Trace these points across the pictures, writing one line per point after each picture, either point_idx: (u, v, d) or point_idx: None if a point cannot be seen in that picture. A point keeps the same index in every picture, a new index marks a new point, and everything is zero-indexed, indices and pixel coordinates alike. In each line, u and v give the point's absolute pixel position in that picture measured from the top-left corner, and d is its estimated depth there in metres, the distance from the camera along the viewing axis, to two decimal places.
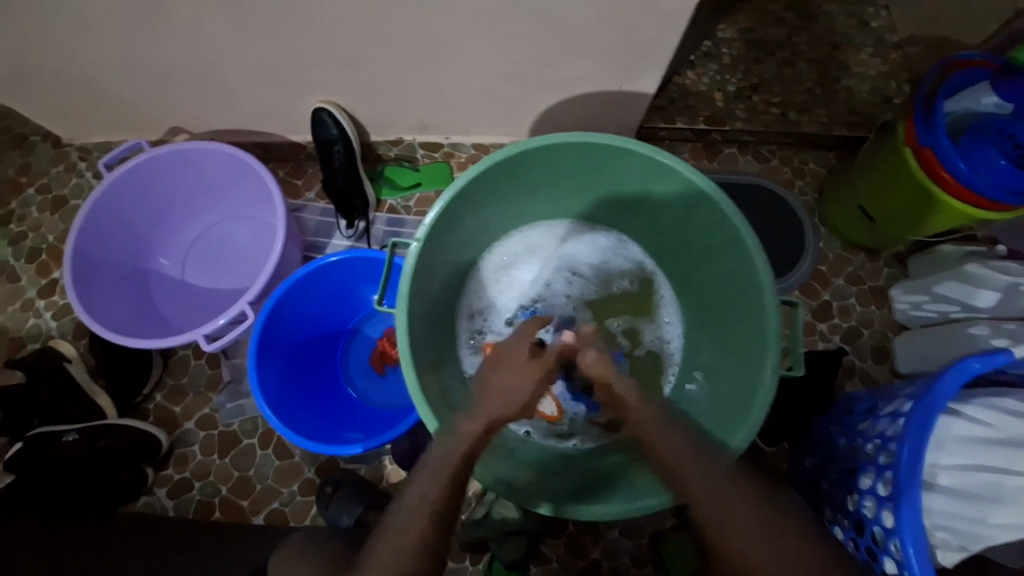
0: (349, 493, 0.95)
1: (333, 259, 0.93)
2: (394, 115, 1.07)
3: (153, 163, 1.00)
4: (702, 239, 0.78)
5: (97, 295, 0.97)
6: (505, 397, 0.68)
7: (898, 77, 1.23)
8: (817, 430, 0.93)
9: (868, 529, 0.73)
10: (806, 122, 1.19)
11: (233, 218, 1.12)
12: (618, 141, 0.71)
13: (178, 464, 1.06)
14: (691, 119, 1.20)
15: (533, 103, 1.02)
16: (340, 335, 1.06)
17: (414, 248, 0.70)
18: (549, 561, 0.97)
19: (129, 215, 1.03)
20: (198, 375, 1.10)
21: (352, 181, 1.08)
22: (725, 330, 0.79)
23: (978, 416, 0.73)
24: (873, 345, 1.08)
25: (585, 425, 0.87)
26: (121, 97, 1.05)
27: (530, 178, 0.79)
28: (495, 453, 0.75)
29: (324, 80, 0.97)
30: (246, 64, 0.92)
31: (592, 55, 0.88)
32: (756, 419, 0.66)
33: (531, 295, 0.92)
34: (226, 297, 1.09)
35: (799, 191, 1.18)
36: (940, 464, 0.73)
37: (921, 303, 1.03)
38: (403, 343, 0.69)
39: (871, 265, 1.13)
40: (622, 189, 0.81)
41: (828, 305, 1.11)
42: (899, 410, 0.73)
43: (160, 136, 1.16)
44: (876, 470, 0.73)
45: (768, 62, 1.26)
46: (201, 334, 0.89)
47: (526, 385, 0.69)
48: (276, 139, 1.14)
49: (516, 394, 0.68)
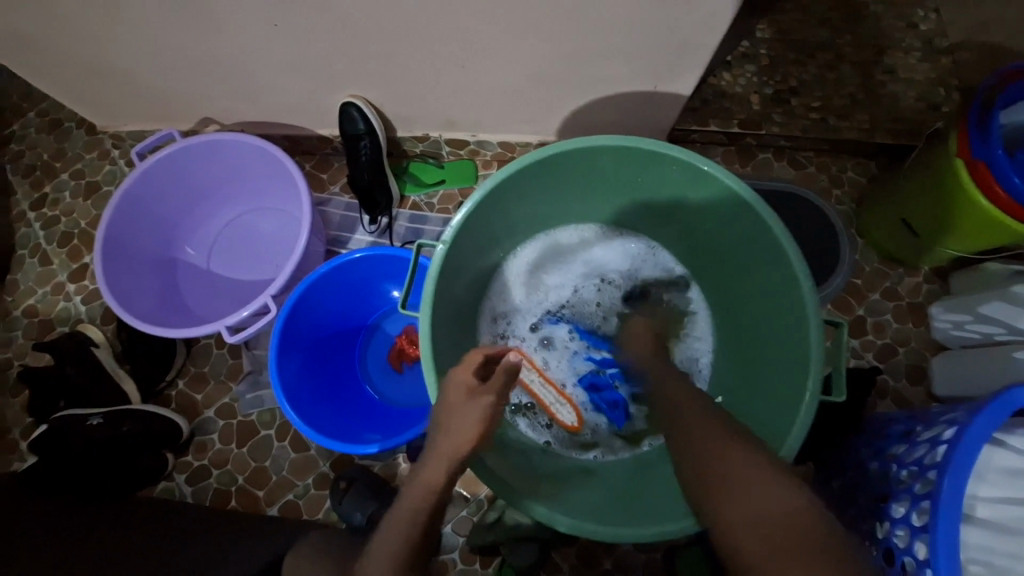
0: (365, 488, 0.96)
1: (356, 255, 0.93)
2: (421, 111, 1.06)
3: (182, 154, 1.01)
4: (739, 250, 0.75)
5: (125, 282, 0.98)
6: (461, 434, 0.61)
7: (946, 83, 1.17)
8: (846, 452, 0.89)
9: (898, 559, 0.70)
10: (846, 128, 1.14)
11: (258, 210, 1.13)
12: (656, 146, 0.68)
13: (197, 451, 1.07)
14: (725, 122, 1.16)
15: (564, 102, 1.00)
16: (360, 331, 1.06)
17: (441, 249, 0.69)
18: (560, 569, 0.96)
19: (158, 204, 1.04)
20: (219, 364, 1.11)
21: (377, 176, 1.07)
22: (760, 347, 0.76)
23: (1023, 448, 0.69)
24: (908, 364, 1.04)
25: (608, 437, 0.85)
26: (154, 86, 1.06)
27: (561, 180, 0.77)
28: (511, 462, 0.74)
29: (353, 74, 0.96)
30: (277, 56, 0.92)
31: (628, 55, 0.85)
32: (794, 443, 0.63)
33: (557, 301, 0.90)
34: (249, 288, 1.10)
35: (836, 200, 1.14)
36: (979, 496, 0.69)
37: (963, 324, 0.98)
38: (427, 347, 0.68)
39: (909, 280, 1.08)
40: (656, 195, 0.78)
41: (862, 321, 1.07)
42: (940, 437, 0.70)
43: (190, 126, 1.17)
44: (910, 499, 0.70)
45: (809, 65, 1.21)
46: (225, 325, 0.89)
47: (477, 414, 0.62)
48: (303, 132, 1.14)
49: (469, 431, 0.61)
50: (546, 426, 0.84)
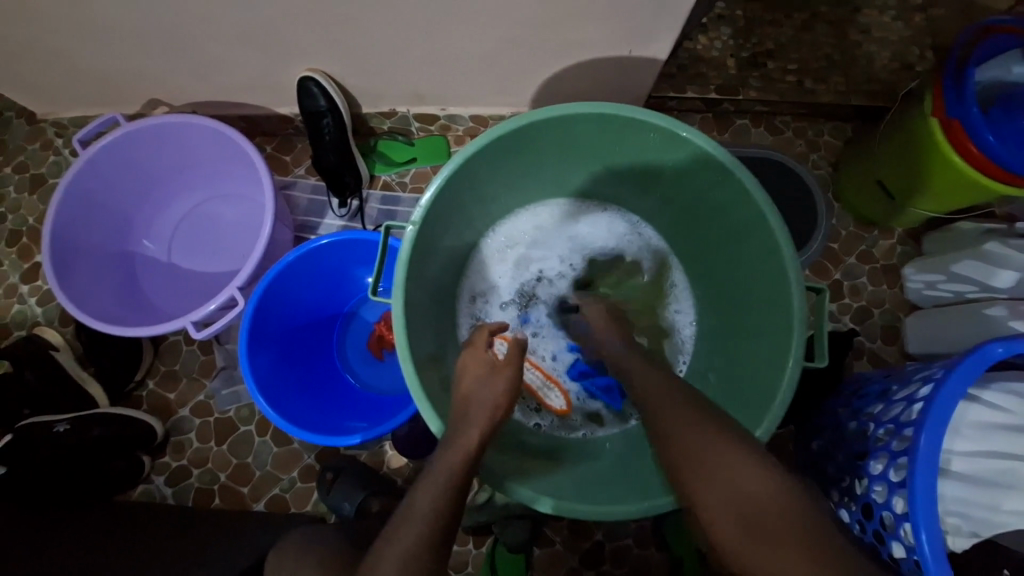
0: (352, 479, 0.94)
1: (324, 241, 0.89)
2: (385, 84, 1.00)
3: (130, 139, 0.93)
4: (721, 219, 0.74)
5: (79, 280, 0.93)
6: (491, 404, 0.65)
7: (921, 42, 1.15)
8: (825, 412, 0.91)
9: (877, 514, 0.71)
10: (822, 91, 1.12)
11: (220, 196, 1.07)
12: (633, 112, 0.66)
13: (175, 451, 1.04)
14: (702, 88, 1.13)
15: (534, 69, 0.95)
16: (337, 319, 1.03)
17: (410, 231, 0.66)
18: (552, 542, 0.98)
19: (109, 194, 0.97)
20: (191, 361, 1.07)
21: (344, 157, 1.01)
22: (746, 324, 0.74)
23: (995, 402, 0.71)
24: (882, 324, 1.05)
25: (612, 415, 0.85)
26: (93, 67, 0.97)
27: (534, 152, 0.74)
28: (524, 455, 0.75)
29: (311, 47, 0.90)
30: (227, 30, 0.85)
31: (602, 19, 0.81)
32: (774, 419, 0.63)
33: (535, 273, 0.89)
34: (216, 280, 1.05)
35: (813, 164, 1.13)
36: (955, 450, 0.71)
37: (935, 283, 1.01)
38: (401, 335, 0.65)
39: (885, 242, 1.09)
40: (633, 163, 0.76)
41: (839, 285, 1.08)
42: (915, 395, 0.71)
43: (139, 110, 1.08)
44: (888, 455, 0.71)
45: (785, 25, 1.17)
46: (191, 320, 0.85)
47: (499, 389, 0.67)
48: (262, 112, 1.07)
49: (497, 398, 0.66)
50: (534, 409, 0.84)
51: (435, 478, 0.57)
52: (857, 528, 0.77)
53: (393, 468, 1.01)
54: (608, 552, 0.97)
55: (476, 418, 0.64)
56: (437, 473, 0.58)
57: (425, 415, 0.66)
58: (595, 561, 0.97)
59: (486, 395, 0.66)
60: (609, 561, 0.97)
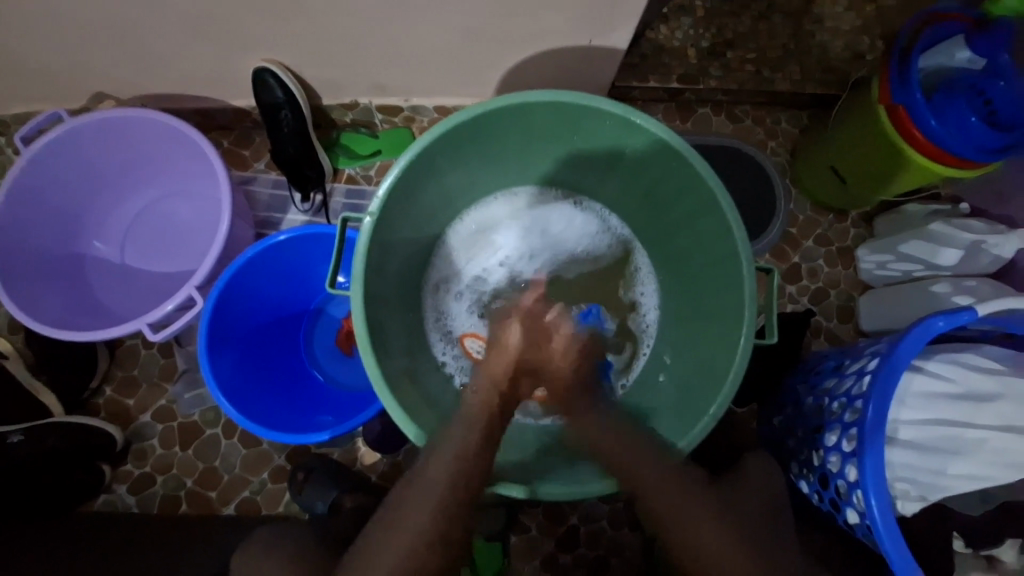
0: (324, 478, 0.92)
1: (283, 237, 0.87)
2: (346, 74, 0.98)
3: (74, 135, 0.89)
4: (679, 205, 0.75)
5: (27, 286, 0.89)
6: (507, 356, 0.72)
7: (871, 32, 1.19)
8: (785, 390, 0.94)
9: (833, 483, 0.75)
10: (779, 80, 1.15)
11: (176, 195, 1.03)
12: (587, 99, 0.67)
13: (137, 459, 1.00)
14: (664, 78, 1.15)
15: (496, 57, 0.94)
16: (303, 315, 1.01)
17: (368, 222, 0.66)
18: (528, 530, 0.99)
19: (55, 195, 0.93)
20: (151, 365, 1.03)
21: (305, 150, 0.99)
22: (704, 307, 0.76)
23: (939, 372, 0.75)
24: (839, 305, 1.10)
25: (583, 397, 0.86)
26: (34, 60, 0.92)
27: (492, 140, 0.74)
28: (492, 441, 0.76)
29: (265, 36, 0.87)
30: (175, 18, 0.82)
31: (561, 6, 0.81)
32: (727, 397, 0.65)
33: (501, 264, 0.89)
34: (173, 281, 1.01)
35: (771, 152, 1.16)
36: (902, 419, 0.75)
37: (886, 263, 1.05)
38: (360, 326, 0.65)
39: (839, 226, 1.13)
40: (592, 150, 0.77)
41: (797, 268, 1.11)
42: (865, 368, 0.74)
43: (85, 104, 1.03)
44: (841, 427, 0.74)
45: (743, 15, 1.20)
46: (147, 322, 0.82)
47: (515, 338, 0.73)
48: (217, 105, 1.04)
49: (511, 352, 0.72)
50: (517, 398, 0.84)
51: (437, 463, 0.62)
52: (817, 498, 0.81)
53: (366, 465, 1.00)
54: (583, 535, 0.99)
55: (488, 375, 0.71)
56: (439, 462, 0.62)
57: (389, 407, 0.65)
58: (570, 547, 0.98)
59: (499, 353, 0.73)
60: (584, 545, 0.98)
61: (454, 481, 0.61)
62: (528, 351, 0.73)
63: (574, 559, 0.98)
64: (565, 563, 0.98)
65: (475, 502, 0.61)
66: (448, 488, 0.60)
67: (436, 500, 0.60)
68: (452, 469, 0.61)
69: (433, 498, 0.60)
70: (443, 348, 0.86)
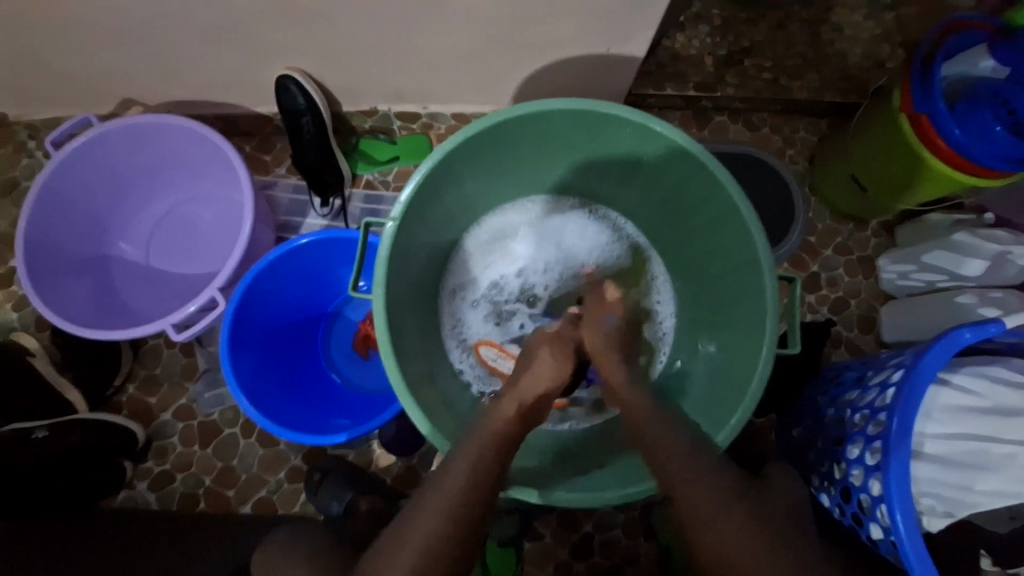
0: (339, 480, 0.93)
1: (304, 240, 0.88)
2: (366, 81, 1.00)
3: (105, 139, 0.92)
4: (698, 213, 0.75)
5: (57, 288, 0.92)
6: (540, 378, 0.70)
7: (891, 40, 1.18)
8: (805, 400, 0.93)
9: (856, 497, 0.73)
10: (797, 88, 1.15)
11: (200, 198, 1.05)
12: (606, 107, 0.67)
13: (157, 457, 1.02)
14: (681, 86, 1.15)
15: (514, 65, 0.96)
16: (321, 318, 1.02)
17: (390, 227, 0.67)
18: (542, 537, 0.98)
19: (85, 197, 0.96)
20: (172, 364, 1.05)
21: (325, 155, 1.01)
22: (724, 315, 0.76)
23: (966, 385, 0.73)
24: (859, 314, 1.08)
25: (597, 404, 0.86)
26: (67, 67, 0.95)
27: (512, 148, 0.74)
28: None
29: (289, 44, 0.89)
30: (204, 27, 0.85)
31: (579, 15, 0.82)
32: (749, 407, 0.65)
33: (518, 270, 0.89)
34: (195, 282, 1.03)
35: (790, 159, 1.15)
36: (928, 433, 0.73)
37: (908, 273, 1.03)
38: (382, 330, 0.65)
39: (860, 235, 1.12)
40: (610, 157, 0.77)
41: (816, 276, 1.10)
42: (889, 379, 0.73)
43: (114, 110, 1.06)
44: (864, 440, 0.73)
45: (760, 24, 1.20)
46: (170, 322, 0.83)
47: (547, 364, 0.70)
48: (241, 110, 1.06)
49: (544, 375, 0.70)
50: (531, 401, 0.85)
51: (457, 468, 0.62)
52: (838, 511, 0.79)
53: (380, 468, 1.00)
54: (597, 544, 0.98)
55: (515, 399, 0.68)
56: (454, 472, 0.61)
57: (409, 410, 0.66)
58: (584, 556, 0.97)
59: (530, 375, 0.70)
60: (598, 554, 0.97)
61: (472, 484, 0.60)
62: (560, 382, 0.70)
63: (588, 568, 0.97)
64: (579, 571, 0.97)
65: (489, 506, 0.60)
66: (467, 494, 0.60)
67: (450, 505, 0.59)
68: (472, 471, 0.61)
69: (449, 503, 0.59)
70: (459, 355, 0.86)
